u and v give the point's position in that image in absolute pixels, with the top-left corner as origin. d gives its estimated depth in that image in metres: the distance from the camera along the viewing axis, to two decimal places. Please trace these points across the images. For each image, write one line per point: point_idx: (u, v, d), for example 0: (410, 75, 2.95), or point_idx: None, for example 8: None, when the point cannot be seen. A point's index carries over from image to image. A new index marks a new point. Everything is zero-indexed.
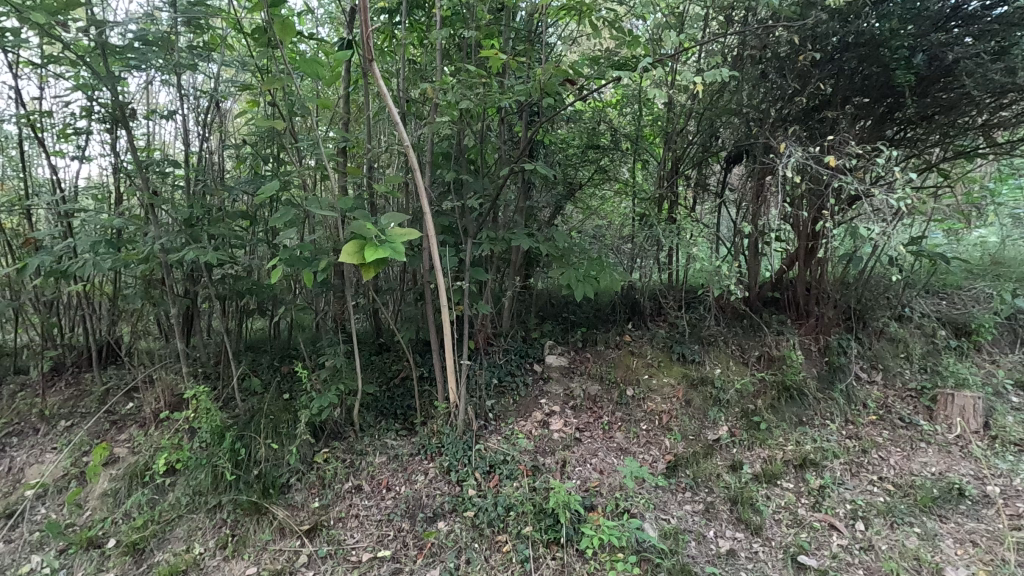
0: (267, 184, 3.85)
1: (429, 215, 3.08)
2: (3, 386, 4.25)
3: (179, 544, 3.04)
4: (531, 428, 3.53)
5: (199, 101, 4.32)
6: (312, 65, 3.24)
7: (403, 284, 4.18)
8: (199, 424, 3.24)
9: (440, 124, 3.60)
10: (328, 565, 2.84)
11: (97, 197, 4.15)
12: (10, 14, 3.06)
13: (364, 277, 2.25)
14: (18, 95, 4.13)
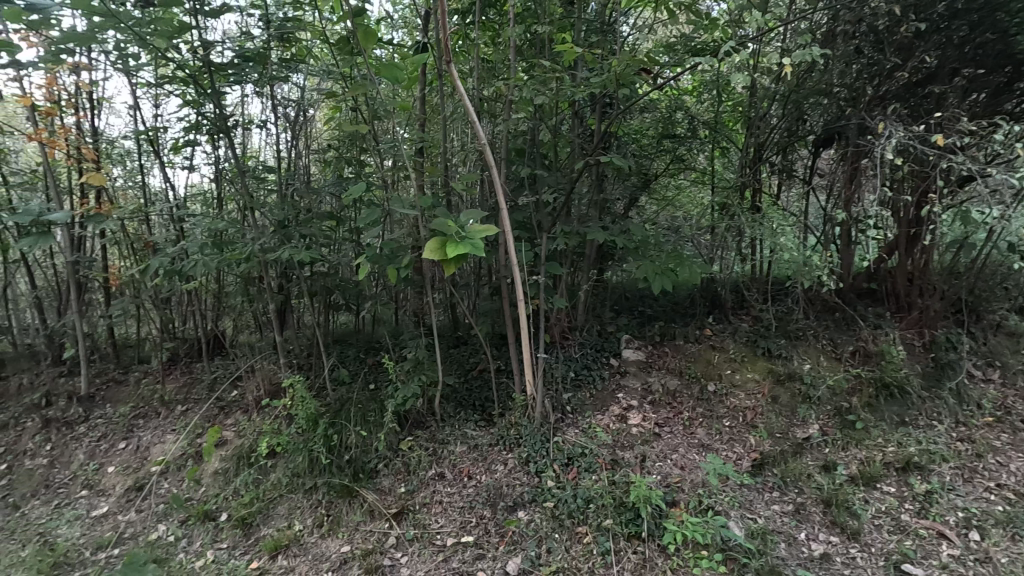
0: (352, 185, 4.06)
1: (505, 211, 3.11)
2: (131, 374, 4.80)
3: (281, 521, 3.29)
4: (609, 422, 3.52)
5: (289, 110, 4.63)
6: (392, 70, 3.39)
7: (479, 279, 4.27)
8: (296, 411, 3.48)
9: (515, 120, 3.65)
10: (415, 548, 2.97)
11: (203, 202, 4.57)
12: (132, 40, 3.43)
13: (447, 272, 2.33)
14: (137, 113, 4.62)
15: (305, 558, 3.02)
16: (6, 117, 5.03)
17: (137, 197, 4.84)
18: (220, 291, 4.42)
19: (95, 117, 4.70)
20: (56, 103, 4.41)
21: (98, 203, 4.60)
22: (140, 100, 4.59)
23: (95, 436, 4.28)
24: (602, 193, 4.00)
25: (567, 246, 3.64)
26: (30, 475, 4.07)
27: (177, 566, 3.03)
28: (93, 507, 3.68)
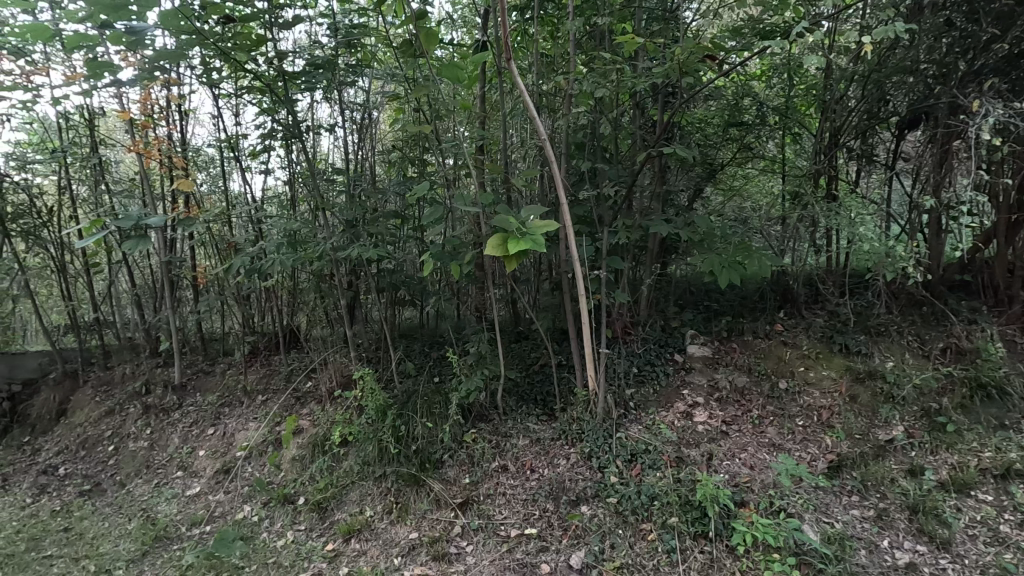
0: (416, 184, 4.19)
1: (565, 205, 3.10)
2: (217, 366, 5.18)
3: (354, 506, 3.45)
4: (674, 419, 3.45)
5: (355, 113, 4.83)
6: (453, 69, 3.46)
7: (540, 275, 4.30)
8: (366, 402, 3.64)
9: (575, 114, 3.64)
10: (480, 537, 3.04)
11: (279, 204, 4.86)
12: (216, 55, 3.68)
13: (508, 268, 2.36)
14: (219, 122, 4.96)
15: (376, 542, 3.15)
16: (108, 131, 5.55)
17: (221, 201, 5.21)
18: (295, 287, 4.69)
19: (183, 128, 5.10)
20: (150, 117, 4.82)
21: (187, 208, 5.00)
22: (221, 111, 4.94)
23: (188, 422, 4.65)
24: (664, 185, 3.91)
25: (629, 240, 3.59)
26: (133, 456, 4.48)
27: (261, 545, 3.25)
28: (187, 486, 4.01)
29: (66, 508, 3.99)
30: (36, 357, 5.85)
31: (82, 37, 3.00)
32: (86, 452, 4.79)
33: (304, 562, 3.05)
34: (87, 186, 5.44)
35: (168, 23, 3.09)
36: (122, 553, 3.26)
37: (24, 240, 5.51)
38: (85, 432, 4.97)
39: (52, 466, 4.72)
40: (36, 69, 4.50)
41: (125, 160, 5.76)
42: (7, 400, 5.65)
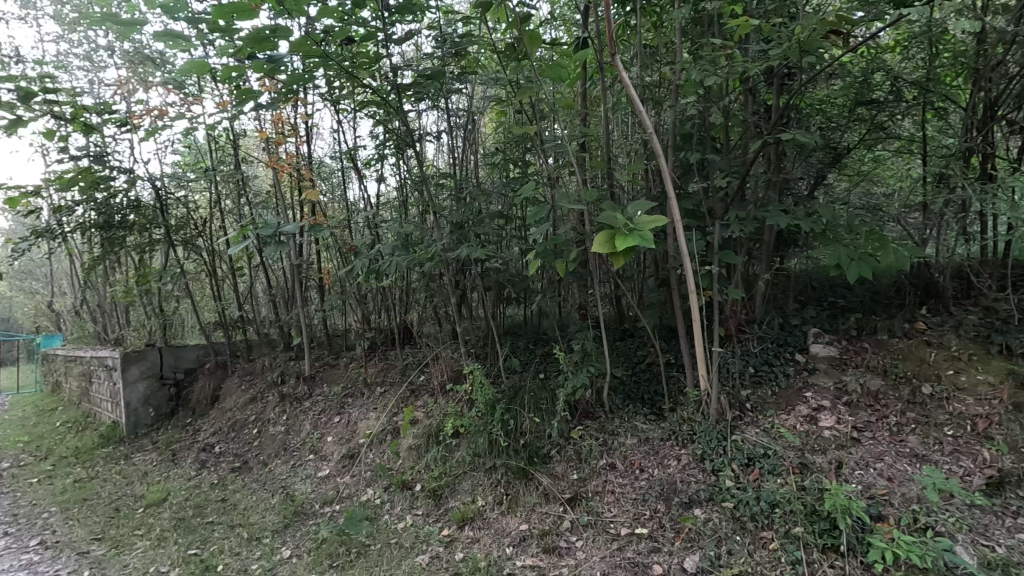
0: (519, 184, 4.29)
1: (673, 198, 3.01)
2: (342, 359, 5.66)
3: (466, 494, 3.61)
4: (796, 423, 3.23)
5: (460, 119, 5.06)
6: (556, 69, 3.49)
7: (645, 271, 4.22)
8: (476, 396, 3.79)
9: (683, 105, 3.52)
10: (590, 534, 3.05)
11: (392, 208, 5.20)
12: (338, 74, 4.00)
13: (617, 265, 2.34)
14: (340, 134, 5.40)
15: (489, 531, 3.27)
16: (247, 150, 6.25)
17: (342, 208, 5.69)
18: (408, 286, 4.99)
19: (309, 143, 5.62)
20: (282, 135, 5.37)
21: (314, 215, 5.51)
22: (342, 125, 5.39)
23: (317, 410, 5.12)
24: (782, 173, 3.67)
25: (744, 233, 3.40)
26: (274, 439, 5.03)
27: (384, 525, 3.50)
28: (319, 468, 4.41)
29: (222, 481, 4.56)
30: (194, 349, 6.76)
31: (232, 68, 3.40)
32: (235, 434, 5.45)
33: (423, 545, 3.23)
34: (231, 200, 6.17)
35: (300, 49, 3.41)
36: (269, 523, 3.67)
37: (184, 247, 6.36)
38: (234, 416, 5.66)
39: (210, 444, 5.43)
40: (192, 100, 5.18)
41: (262, 175, 6.46)
42: (174, 385, 6.60)
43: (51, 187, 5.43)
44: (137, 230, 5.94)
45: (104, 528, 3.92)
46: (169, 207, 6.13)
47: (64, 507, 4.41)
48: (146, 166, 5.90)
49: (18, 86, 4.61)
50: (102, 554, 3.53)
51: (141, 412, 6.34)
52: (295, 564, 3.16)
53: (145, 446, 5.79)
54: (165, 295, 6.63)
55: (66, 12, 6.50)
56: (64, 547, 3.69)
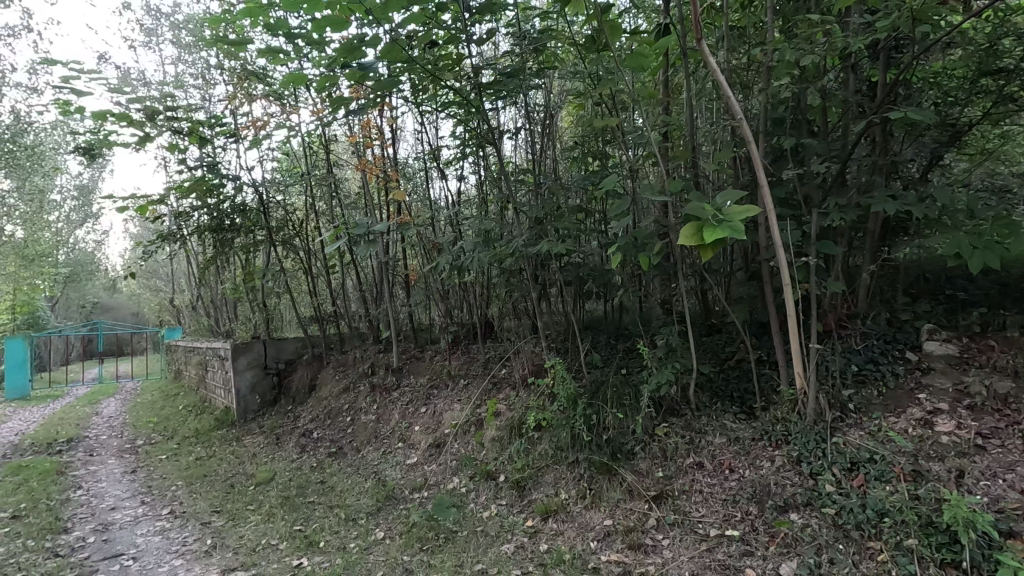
0: (599, 178, 4.25)
1: (765, 185, 2.85)
2: (427, 353, 5.90)
3: (549, 487, 3.65)
4: (906, 427, 2.97)
5: (538, 114, 5.09)
6: (639, 58, 3.43)
7: (733, 264, 4.05)
8: (558, 390, 3.82)
9: (775, 88, 3.34)
10: (676, 533, 2.98)
11: (473, 205, 5.33)
12: (422, 78, 4.15)
13: (705, 258, 2.26)
14: (423, 135, 5.61)
15: (572, 524, 3.28)
16: (338, 154, 6.64)
17: (425, 206, 5.91)
18: (489, 282, 5.10)
19: (394, 145, 5.88)
20: (370, 138, 5.65)
21: (400, 214, 5.76)
22: (424, 127, 5.59)
23: (405, 400, 5.36)
24: (889, 155, 3.39)
25: (845, 222, 3.18)
26: (366, 427, 5.33)
27: (470, 513, 3.61)
28: (407, 456, 4.62)
29: (320, 465, 4.90)
30: (293, 341, 7.29)
31: (327, 78, 3.62)
32: (331, 421, 5.83)
33: (508, 534, 3.30)
34: (325, 202, 6.58)
35: (389, 55, 3.57)
36: (363, 506, 3.90)
37: (284, 247, 6.87)
38: (330, 405, 6.06)
39: (308, 430, 5.84)
40: (290, 110, 5.57)
41: (351, 178, 6.84)
42: (276, 375, 7.16)
43: (172, 195, 6.05)
44: (244, 232, 6.49)
45: (221, 502, 4.33)
46: (270, 210, 6.65)
47: (188, 481, 4.92)
48: (251, 173, 6.42)
49: (145, 106, 5.17)
50: (221, 525, 3.91)
51: (249, 399, 6.93)
52: (388, 545, 3.34)
53: (253, 430, 6.33)
54: (268, 291, 7.20)
55: (182, 36, 7.20)
56: (190, 517, 4.13)
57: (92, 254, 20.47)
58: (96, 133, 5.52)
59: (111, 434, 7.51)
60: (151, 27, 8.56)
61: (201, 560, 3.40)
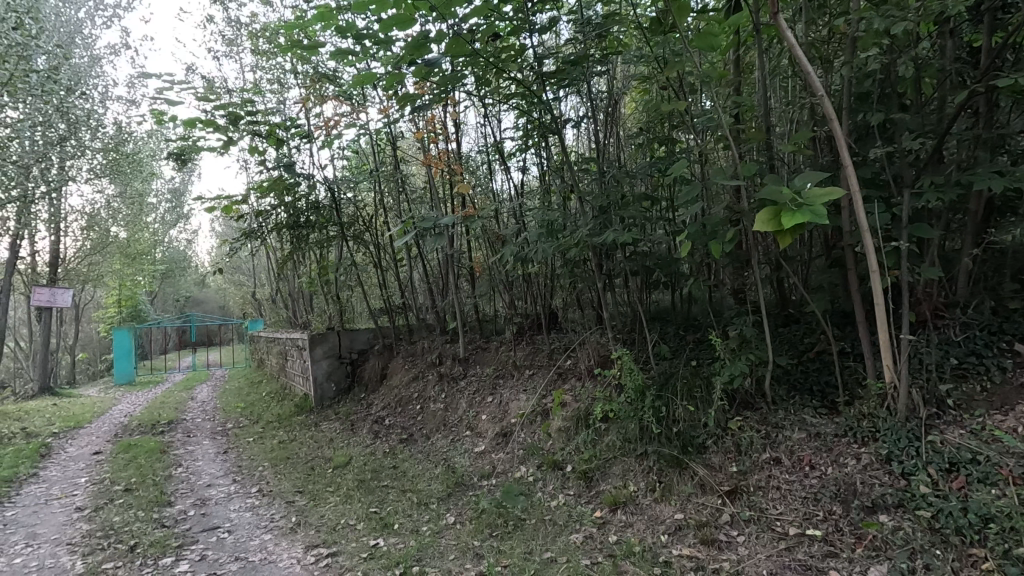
0: (667, 165, 4.13)
1: (849, 166, 2.64)
2: (493, 343, 5.99)
3: (618, 478, 3.62)
4: (1016, 425, 2.70)
5: (602, 102, 5.01)
6: (708, 38, 3.22)
7: (813, 251, 3.83)
8: (625, 381, 3.76)
9: (861, 60, 3.11)
10: (752, 530, 2.88)
11: (537, 196, 5.33)
12: (486, 71, 4.17)
13: (783, 244, 2.14)
14: (487, 128, 5.67)
15: (642, 517, 3.24)
16: (404, 151, 6.83)
17: (489, 199, 5.97)
18: (553, 273, 5.10)
19: (457, 140, 5.97)
20: (435, 134, 5.76)
21: (464, 207, 5.86)
22: (487, 120, 5.64)
23: (472, 389, 5.48)
24: (994, 127, 3.07)
25: (942, 202, 2.92)
26: (435, 415, 5.49)
27: (538, 502, 3.65)
28: (475, 444, 4.72)
29: (392, 451, 5.09)
30: (365, 332, 7.61)
31: (394, 76, 3.71)
32: (402, 409, 6.05)
33: (576, 524, 3.31)
34: (392, 197, 6.80)
35: (454, 51, 3.60)
36: (434, 491, 4.02)
37: (355, 242, 7.17)
38: (401, 393, 6.29)
39: (381, 417, 6.09)
40: (359, 109, 5.78)
41: (417, 173, 7.02)
42: (350, 364, 7.50)
43: (254, 195, 6.44)
44: (318, 228, 6.81)
45: (303, 483, 4.61)
46: (342, 207, 6.94)
47: (274, 463, 5.27)
48: (323, 172, 6.72)
49: (229, 112, 5.52)
50: (304, 504, 4.16)
51: (325, 386, 7.30)
52: (459, 530, 3.43)
53: (330, 416, 6.67)
54: (341, 284, 7.54)
55: (259, 44, 7.62)
56: (276, 495, 4.42)
57: (184, 251, 22.20)
58: (186, 140, 5.95)
59: (206, 417, 8.16)
60: (231, 37, 9.12)
61: (287, 536, 3.64)
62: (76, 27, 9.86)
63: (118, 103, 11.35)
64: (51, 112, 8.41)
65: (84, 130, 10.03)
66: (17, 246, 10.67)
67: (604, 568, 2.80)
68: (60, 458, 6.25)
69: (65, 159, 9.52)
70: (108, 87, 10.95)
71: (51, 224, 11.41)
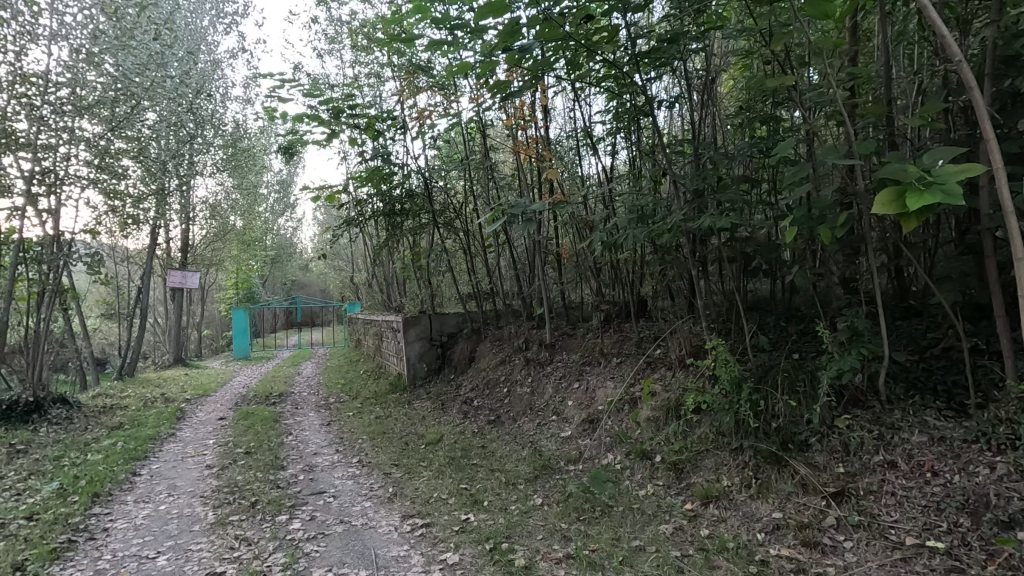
0: (770, 145, 3.88)
1: (996, 153, 2.11)
2: (580, 331, 5.99)
3: (710, 472, 3.50)
4: None
5: (698, 80, 4.79)
6: (823, 4, 2.90)
7: (940, 237, 3.45)
8: (720, 372, 3.61)
9: (1010, 19, 2.72)
10: (862, 536, 2.69)
11: (628, 181, 5.22)
12: (578, 53, 4.09)
13: (908, 230, 1.92)
14: (578, 112, 5.60)
15: (737, 513, 3.12)
16: (493, 139, 6.92)
17: (577, 184, 5.92)
18: (643, 260, 4.98)
19: (547, 126, 5.97)
20: (524, 121, 5.79)
21: (553, 193, 5.86)
22: (577, 105, 5.59)
23: (559, 375, 5.52)
24: None
25: None
26: (522, 399, 5.60)
27: (626, 490, 3.62)
28: (562, 429, 4.76)
29: (481, 431, 5.26)
30: (455, 316, 7.88)
31: (487, 64, 3.73)
32: (489, 391, 6.23)
33: (666, 515, 3.25)
34: (481, 185, 6.94)
35: (547, 36, 3.57)
36: (522, 473, 4.11)
37: (446, 229, 7.40)
38: (488, 376, 6.47)
39: (469, 398, 6.30)
40: (451, 99, 5.93)
41: (506, 160, 7.11)
42: (440, 346, 7.80)
43: (354, 184, 6.81)
44: (412, 216, 7.11)
45: (399, 457, 4.88)
46: (434, 195, 7.17)
47: (371, 436, 5.62)
48: (416, 161, 6.97)
49: (332, 106, 5.88)
50: (400, 477, 4.41)
51: (417, 366, 7.63)
52: (547, 511, 3.48)
53: (422, 395, 6.99)
54: (433, 270, 7.84)
55: (359, 41, 8.01)
56: (375, 467, 4.72)
57: (291, 239, 24.03)
58: (294, 134, 6.41)
59: (311, 391, 8.86)
60: (333, 36, 9.65)
61: (385, 504, 3.89)
62: (201, 34, 10.88)
63: (236, 102, 12.41)
64: (183, 112, 9.35)
65: (207, 128, 11.06)
66: (155, 233, 12.06)
67: (695, 562, 2.73)
68: (192, 422, 7.05)
69: (193, 155, 10.57)
70: (227, 88, 12.01)
71: (181, 214, 12.78)
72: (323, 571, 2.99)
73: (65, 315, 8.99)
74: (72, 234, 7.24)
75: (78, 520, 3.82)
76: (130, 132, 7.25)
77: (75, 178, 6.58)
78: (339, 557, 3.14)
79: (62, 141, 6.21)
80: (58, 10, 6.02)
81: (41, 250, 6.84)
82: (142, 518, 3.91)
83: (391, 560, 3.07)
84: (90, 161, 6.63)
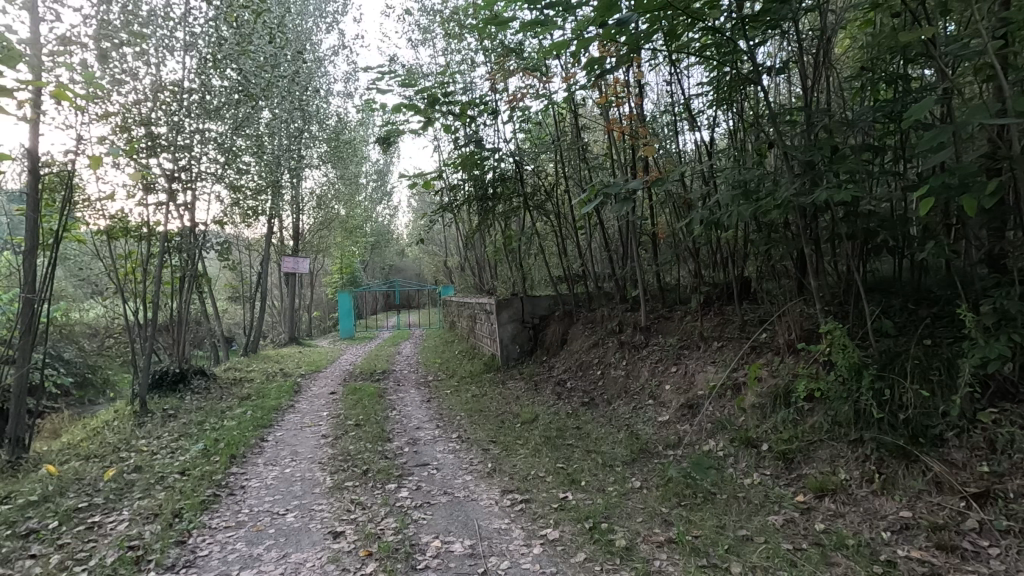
0: (899, 108, 3.50)
1: None
2: (677, 314, 5.80)
3: (825, 464, 3.28)
4: None
5: (812, 41, 4.41)
6: None
7: None
8: (836, 358, 3.35)
9: None
10: (1011, 543, 2.41)
11: (729, 156, 4.94)
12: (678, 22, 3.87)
13: None
14: (674, 85, 5.36)
15: (857, 509, 2.90)
16: (584, 118, 6.82)
17: (673, 162, 5.69)
18: (747, 238, 4.71)
19: (641, 101, 5.78)
20: (618, 98, 5.64)
21: (647, 171, 5.69)
22: (674, 78, 5.34)
23: (655, 358, 5.39)
24: None
25: None
26: (616, 381, 5.54)
27: (729, 478, 3.49)
28: (659, 413, 4.67)
29: (575, 413, 5.29)
30: (547, 299, 7.93)
31: (582, 40, 3.63)
32: (583, 372, 6.22)
33: (775, 505, 3.10)
34: (572, 166, 6.88)
35: (644, 7, 3.40)
36: (619, 455, 4.10)
37: (537, 211, 7.43)
38: (581, 358, 6.47)
39: (563, 379, 6.34)
40: (544, 80, 5.90)
41: (598, 139, 7.00)
42: (532, 328, 7.90)
43: (447, 171, 7.01)
44: (503, 199, 7.20)
45: (495, 434, 5.05)
46: (526, 178, 7.22)
47: (468, 414, 5.84)
48: (507, 144, 7.04)
49: (428, 95, 6.06)
50: (497, 453, 4.56)
51: (510, 347, 7.79)
52: (645, 495, 3.45)
53: (516, 375, 7.15)
54: (525, 252, 7.93)
55: (450, 29, 8.18)
56: (473, 442, 4.92)
57: (389, 225, 25.31)
58: (392, 124, 6.69)
59: (411, 369, 9.35)
60: (426, 26, 9.93)
61: (485, 479, 4.04)
62: (308, 35, 11.63)
63: (339, 97, 13.19)
64: (293, 109, 10.05)
65: (314, 124, 11.86)
66: (271, 223, 13.18)
67: (810, 556, 2.58)
68: (308, 395, 7.71)
69: (302, 149, 11.40)
70: (330, 83, 12.79)
71: (293, 205, 13.87)
72: (431, 537, 3.18)
73: (201, 298, 10.10)
74: (205, 226, 8.09)
75: (221, 477, 4.34)
76: (250, 131, 7.96)
77: (205, 174, 7.33)
78: (445, 525, 3.32)
79: (195, 142, 6.95)
80: (189, 23, 6.67)
81: (181, 240, 7.61)
82: (271, 479, 4.37)
83: (493, 532, 3.20)
84: (218, 158, 7.34)
